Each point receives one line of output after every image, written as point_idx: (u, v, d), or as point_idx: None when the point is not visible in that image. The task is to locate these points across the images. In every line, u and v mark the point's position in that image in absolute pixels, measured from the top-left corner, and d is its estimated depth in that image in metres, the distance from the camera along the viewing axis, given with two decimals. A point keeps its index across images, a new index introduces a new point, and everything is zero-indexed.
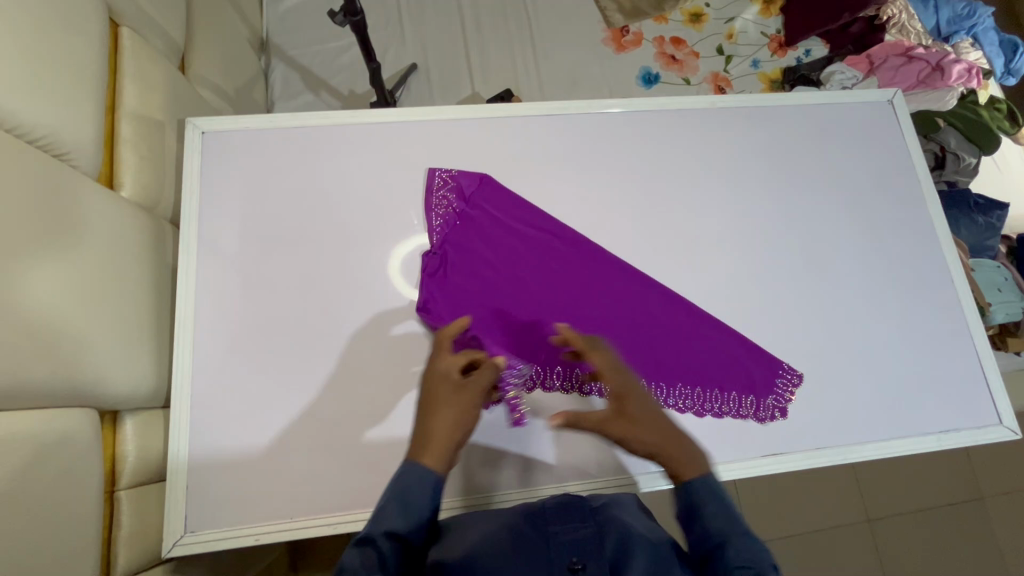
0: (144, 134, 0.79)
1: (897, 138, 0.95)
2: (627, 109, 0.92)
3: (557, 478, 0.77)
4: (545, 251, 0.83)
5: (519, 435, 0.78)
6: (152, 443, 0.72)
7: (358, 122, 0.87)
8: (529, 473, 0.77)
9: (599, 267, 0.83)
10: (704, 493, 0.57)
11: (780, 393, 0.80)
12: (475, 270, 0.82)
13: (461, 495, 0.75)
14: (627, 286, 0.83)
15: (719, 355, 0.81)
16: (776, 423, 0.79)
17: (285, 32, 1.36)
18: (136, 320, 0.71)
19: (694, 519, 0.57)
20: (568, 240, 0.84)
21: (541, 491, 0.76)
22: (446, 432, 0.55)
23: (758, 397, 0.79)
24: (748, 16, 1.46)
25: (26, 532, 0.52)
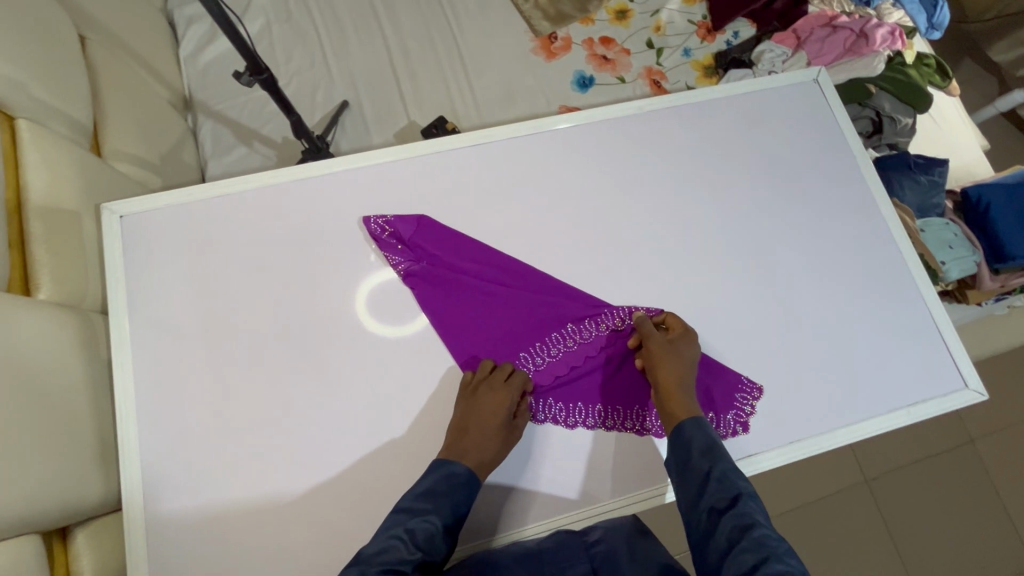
0: (59, 228, 0.75)
1: (827, 117, 0.96)
2: (556, 129, 0.91)
3: (551, 513, 0.76)
4: (500, 285, 0.82)
5: (523, 465, 0.77)
6: (107, 552, 0.69)
7: (285, 181, 0.85)
8: (520, 513, 0.75)
9: (556, 297, 0.82)
10: (694, 433, 0.66)
11: (740, 408, 0.79)
12: (436, 311, 0.80)
13: (473, 537, 0.74)
14: (588, 312, 0.81)
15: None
16: (738, 438, 0.78)
17: (207, 87, 1.32)
18: (77, 427, 0.68)
19: (683, 461, 0.64)
20: (516, 274, 0.83)
21: (557, 519, 0.75)
22: (486, 413, 0.72)
23: (718, 414, 0.79)
24: (672, 7, 1.45)
25: None
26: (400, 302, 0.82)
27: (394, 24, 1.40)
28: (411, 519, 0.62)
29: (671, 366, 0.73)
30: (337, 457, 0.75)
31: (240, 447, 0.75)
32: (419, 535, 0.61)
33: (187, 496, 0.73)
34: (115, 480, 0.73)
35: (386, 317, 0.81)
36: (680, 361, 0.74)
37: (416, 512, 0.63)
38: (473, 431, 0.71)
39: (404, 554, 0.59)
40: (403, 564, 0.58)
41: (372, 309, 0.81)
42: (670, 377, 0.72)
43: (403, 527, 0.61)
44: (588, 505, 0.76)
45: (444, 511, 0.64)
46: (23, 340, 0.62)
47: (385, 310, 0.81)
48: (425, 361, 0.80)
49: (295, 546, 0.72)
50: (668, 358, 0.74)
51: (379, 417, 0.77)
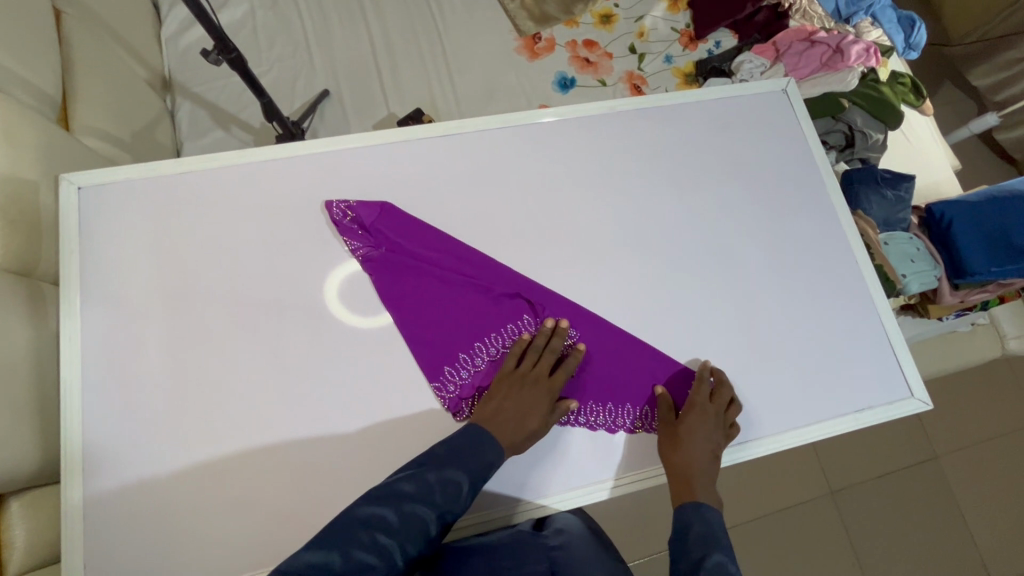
0: (15, 196, 0.75)
1: (793, 127, 0.98)
2: (524, 124, 0.92)
3: (504, 506, 0.75)
4: (458, 276, 0.82)
5: None
6: (45, 523, 0.68)
7: (248, 162, 0.85)
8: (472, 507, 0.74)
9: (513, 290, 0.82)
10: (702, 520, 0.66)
11: None
12: (393, 301, 0.81)
13: None
14: (544, 306, 0.82)
15: (631, 368, 0.81)
16: None
17: (188, 69, 1.32)
18: (16, 395, 0.67)
19: (680, 539, 0.64)
20: (476, 264, 0.83)
21: (500, 514, 0.74)
22: (526, 407, 0.72)
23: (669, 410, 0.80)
24: (657, 14, 1.47)
25: None
26: (368, 290, 0.82)
27: (380, 16, 1.40)
28: (444, 469, 0.61)
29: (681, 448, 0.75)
30: (286, 438, 0.75)
31: (184, 425, 0.74)
32: (449, 489, 0.60)
33: (128, 472, 0.72)
34: (57, 451, 0.72)
35: (356, 305, 0.81)
36: (689, 445, 0.74)
37: (447, 465, 0.62)
38: (525, 409, 0.72)
39: (433, 502, 0.58)
40: (429, 513, 0.58)
41: (339, 290, 0.82)
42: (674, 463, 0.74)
43: (437, 476, 0.60)
44: (533, 500, 0.76)
45: (472, 470, 0.63)
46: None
47: (354, 296, 0.81)
48: (379, 345, 0.80)
49: (238, 526, 0.72)
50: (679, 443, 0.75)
51: (331, 399, 0.77)
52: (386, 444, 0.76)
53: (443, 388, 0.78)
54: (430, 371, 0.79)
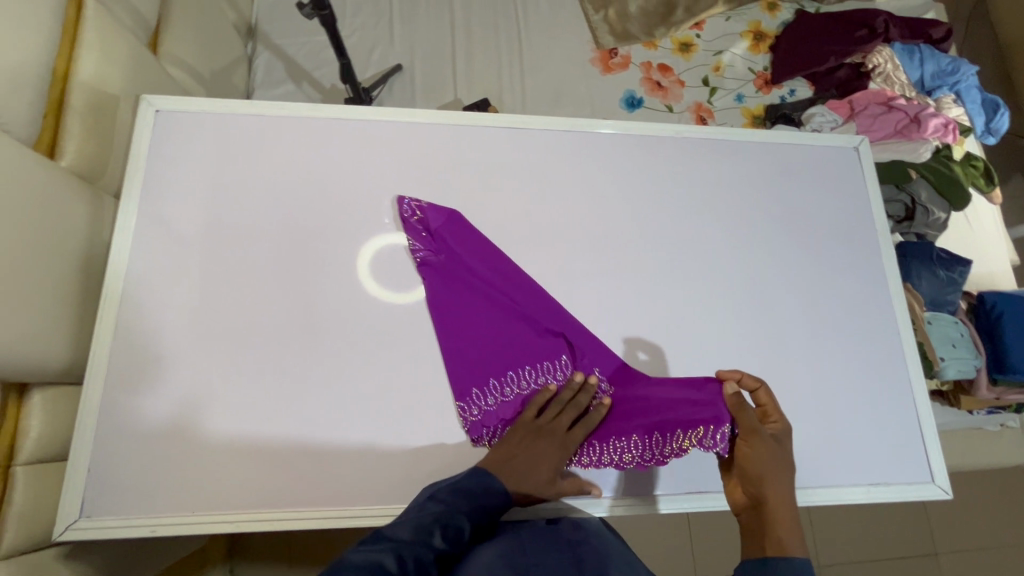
0: (97, 106, 0.78)
1: (860, 186, 0.96)
2: (585, 129, 0.92)
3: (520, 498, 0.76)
4: (501, 298, 0.81)
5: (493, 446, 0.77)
6: (59, 421, 0.70)
7: (318, 117, 0.87)
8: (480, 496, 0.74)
9: (551, 322, 0.81)
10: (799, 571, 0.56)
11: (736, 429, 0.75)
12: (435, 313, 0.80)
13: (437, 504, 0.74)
14: (579, 343, 0.81)
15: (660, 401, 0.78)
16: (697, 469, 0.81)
17: (275, 21, 1.37)
18: (58, 292, 0.69)
19: None
20: (521, 288, 0.82)
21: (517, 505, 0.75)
22: (539, 459, 0.71)
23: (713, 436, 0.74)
24: (737, 51, 1.46)
25: None
26: (400, 270, 0.82)
27: (465, 3, 1.43)
28: (444, 512, 0.59)
29: (772, 466, 0.66)
30: (299, 388, 0.76)
31: (205, 355, 0.75)
32: (448, 530, 0.57)
33: (144, 390, 0.72)
34: (84, 354, 0.74)
35: (387, 280, 0.82)
36: (779, 468, 0.65)
37: (447, 510, 0.60)
38: (540, 460, 0.71)
39: (434, 541, 0.55)
40: (430, 549, 0.54)
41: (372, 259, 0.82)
42: (771, 487, 0.64)
43: (435, 518, 0.58)
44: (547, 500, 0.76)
45: (472, 516, 0.61)
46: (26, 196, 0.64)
47: (386, 272, 0.82)
48: (407, 317, 0.80)
49: (238, 467, 0.72)
50: (768, 461, 0.66)
51: (350, 360, 0.78)
52: (395, 416, 0.77)
53: (466, 409, 0.77)
54: (457, 391, 0.78)
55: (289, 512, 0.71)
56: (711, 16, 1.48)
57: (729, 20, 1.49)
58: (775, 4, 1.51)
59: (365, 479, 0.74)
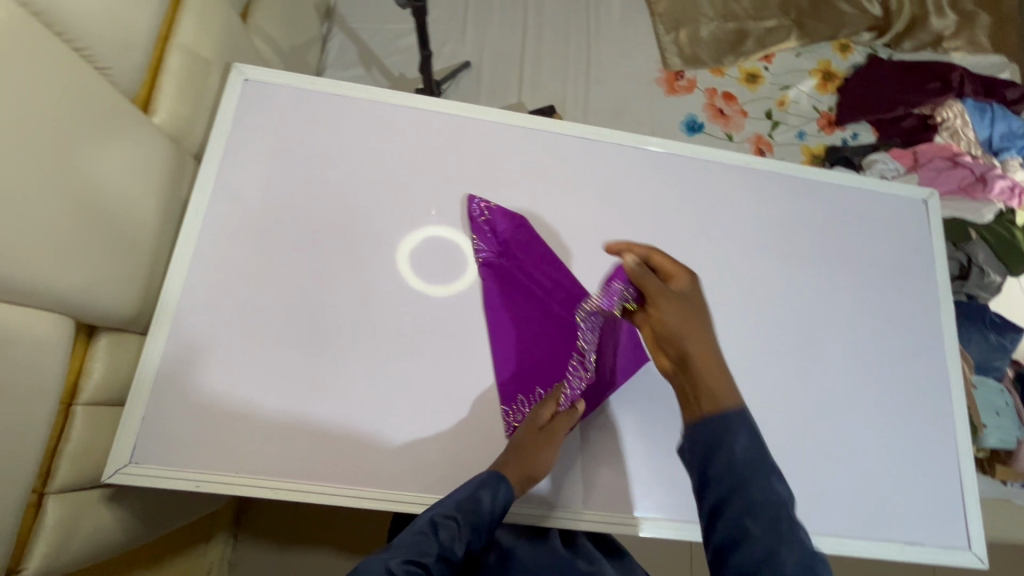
0: (191, 69, 0.81)
1: (923, 240, 0.97)
2: (658, 148, 0.94)
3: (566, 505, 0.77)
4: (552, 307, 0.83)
5: None
6: (120, 366, 0.72)
7: (396, 105, 0.89)
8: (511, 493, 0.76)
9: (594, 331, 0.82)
10: (734, 422, 0.48)
11: None
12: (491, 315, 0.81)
13: None
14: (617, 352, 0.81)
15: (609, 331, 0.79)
16: None
17: (353, 6, 1.40)
18: (135, 242, 0.71)
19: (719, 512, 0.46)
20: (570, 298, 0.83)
21: (563, 514, 0.76)
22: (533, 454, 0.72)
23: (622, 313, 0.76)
24: (804, 88, 1.45)
25: None
26: (437, 262, 0.83)
27: (539, 9, 1.45)
28: (437, 520, 0.62)
29: (693, 322, 0.56)
30: (349, 365, 0.77)
31: (263, 321, 0.77)
32: (442, 534, 0.60)
33: (204, 347, 0.74)
34: (150, 305, 0.76)
35: (428, 271, 0.83)
36: (696, 322, 0.56)
37: (444, 517, 0.62)
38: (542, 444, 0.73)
39: (428, 547, 0.58)
40: (425, 557, 0.57)
41: (414, 250, 0.83)
42: (694, 347, 0.54)
43: (428, 524, 0.61)
44: (595, 511, 0.77)
45: (475, 520, 0.63)
46: (118, 147, 0.67)
47: (424, 262, 0.83)
48: (461, 311, 0.82)
49: (283, 434, 0.73)
50: (676, 316, 0.56)
51: (400, 345, 0.79)
52: (438, 406, 0.78)
53: (510, 413, 0.78)
54: (504, 394, 0.78)
55: (327, 485, 0.72)
56: (781, 50, 1.48)
57: (799, 56, 1.48)
58: (847, 46, 1.49)
59: (403, 465, 0.75)
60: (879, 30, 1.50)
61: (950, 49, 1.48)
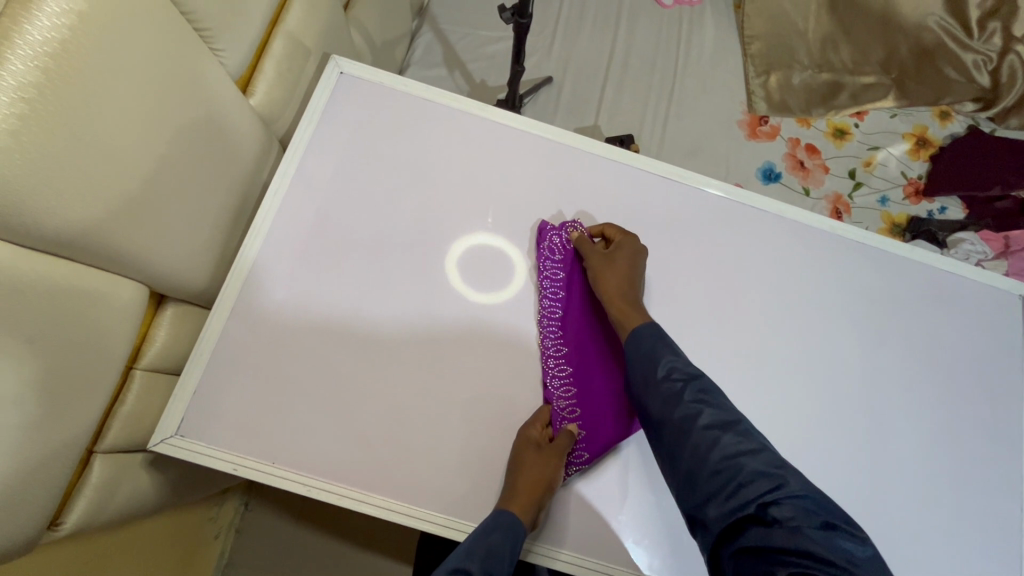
0: (292, 56, 0.82)
1: (1012, 340, 0.91)
2: (747, 201, 0.90)
3: (609, 557, 0.75)
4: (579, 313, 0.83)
5: (589, 494, 0.77)
6: (181, 337, 0.73)
7: (484, 117, 0.88)
8: (545, 534, 0.75)
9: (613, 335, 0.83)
10: (642, 334, 0.73)
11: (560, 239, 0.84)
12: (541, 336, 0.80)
13: (532, 543, 0.74)
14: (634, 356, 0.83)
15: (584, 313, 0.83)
16: None
17: (446, 6, 1.41)
18: (214, 219, 0.73)
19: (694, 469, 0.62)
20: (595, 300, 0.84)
21: (604, 566, 0.74)
22: (531, 485, 0.69)
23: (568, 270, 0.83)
24: (894, 151, 1.39)
25: (65, 376, 0.54)
26: (484, 269, 0.82)
27: (629, 34, 1.42)
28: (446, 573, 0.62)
29: (615, 276, 0.78)
30: (399, 372, 0.77)
31: (323, 314, 0.77)
32: None
33: (262, 332, 0.75)
34: (217, 281, 0.77)
35: (470, 277, 0.82)
36: (625, 277, 0.78)
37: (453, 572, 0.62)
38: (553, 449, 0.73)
39: None
40: None
41: (464, 252, 0.83)
42: (614, 297, 0.78)
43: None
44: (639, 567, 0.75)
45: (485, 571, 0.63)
46: (216, 127, 0.68)
47: (469, 268, 0.82)
48: (516, 334, 0.80)
49: (324, 433, 0.73)
50: (615, 275, 0.79)
51: (450, 360, 0.78)
52: (479, 428, 0.76)
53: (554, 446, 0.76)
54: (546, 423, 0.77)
55: (358, 491, 0.72)
56: (876, 108, 1.41)
57: (894, 117, 1.42)
58: (947, 113, 1.42)
59: (435, 482, 0.74)
60: (984, 102, 1.40)
61: None
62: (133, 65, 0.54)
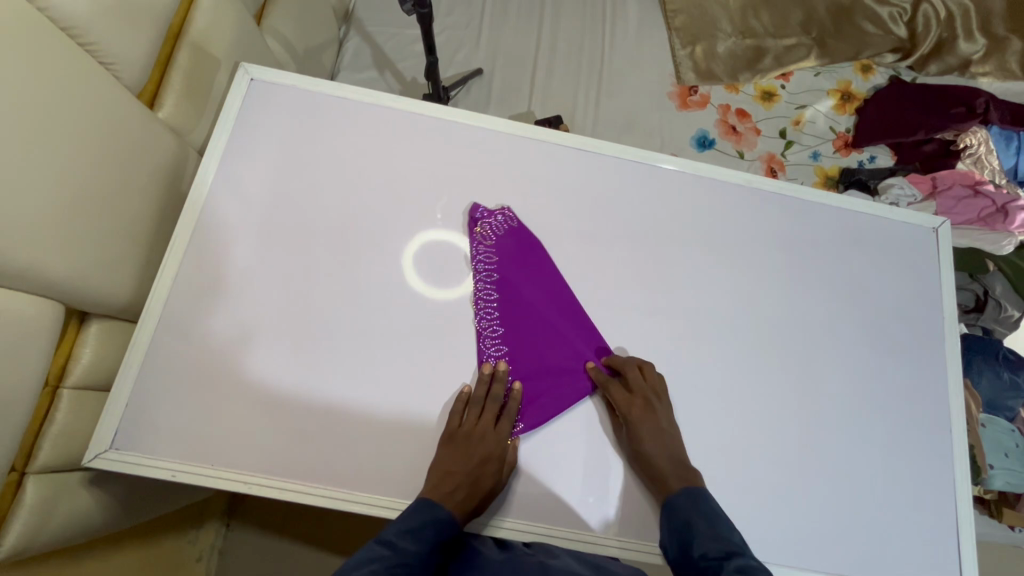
0: (198, 66, 0.83)
1: (933, 269, 0.95)
2: (680, 168, 0.93)
3: (547, 523, 0.76)
4: (518, 296, 0.83)
5: (526, 465, 0.78)
6: (109, 353, 0.74)
7: (400, 109, 0.90)
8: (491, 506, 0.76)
9: (556, 316, 0.83)
10: (680, 509, 0.71)
11: (492, 223, 0.85)
12: (476, 321, 0.82)
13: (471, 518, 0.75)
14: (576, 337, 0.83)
15: (523, 295, 0.83)
16: (758, 526, 0.80)
17: (370, 9, 1.42)
18: (132, 233, 0.74)
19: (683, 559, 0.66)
20: (534, 279, 0.84)
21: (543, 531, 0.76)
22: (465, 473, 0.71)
23: (501, 255, 0.84)
24: (821, 108, 1.42)
25: None
26: (439, 263, 0.84)
27: (555, 19, 1.45)
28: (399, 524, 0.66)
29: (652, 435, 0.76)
30: (335, 365, 0.78)
31: (252, 315, 0.78)
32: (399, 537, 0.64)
33: (192, 338, 0.76)
34: (143, 295, 0.78)
35: (422, 270, 0.83)
36: (663, 442, 0.76)
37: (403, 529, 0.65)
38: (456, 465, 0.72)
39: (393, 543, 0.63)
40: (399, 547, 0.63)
41: (419, 249, 0.84)
42: (660, 463, 0.75)
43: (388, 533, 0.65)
44: (578, 529, 0.77)
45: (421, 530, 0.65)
46: (123, 139, 0.69)
47: (423, 263, 0.84)
48: (447, 315, 0.82)
49: (262, 431, 0.74)
50: (653, 440, 0.76)
51: (384, 348, 0.79)
52: (418, 410, 0.78)
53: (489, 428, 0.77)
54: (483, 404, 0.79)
55: (300, 484, 0.73)
56: (800, 68, 1.45)
57: (818, 75, 1.45)
58: (869, 66, 1.46)
59: (379, 468, 0.75)
60: (903, 52, 1.44)
61: (978, 74, 1.43)
62: (20, 82, 0.55)
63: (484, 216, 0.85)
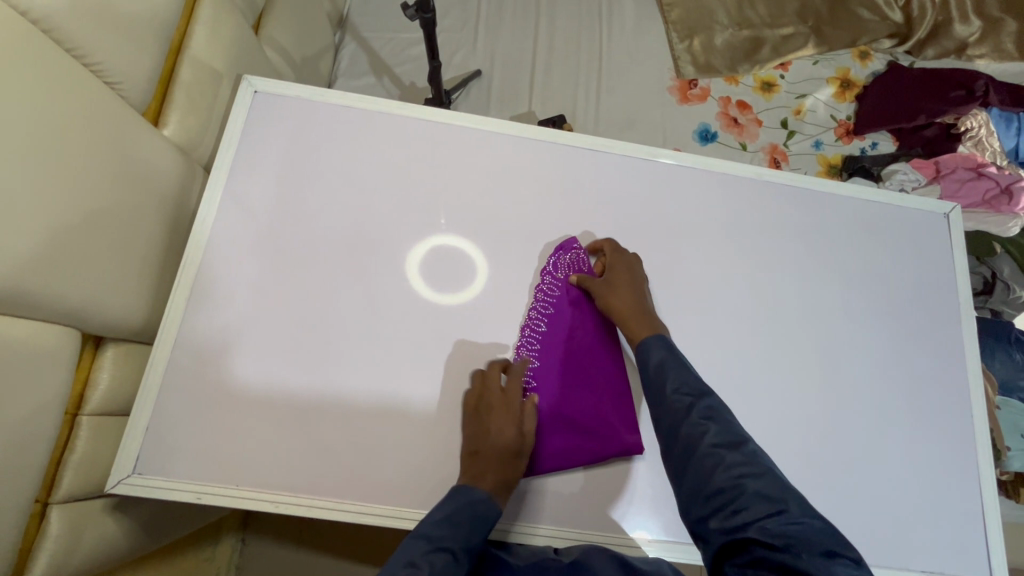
0: (201, 81, 0.82)
1: (946, 254, 0.95)
2: (690, 163, 0.92)
3: (557, 524, 0.76)
4: (569, 329, 0.83)
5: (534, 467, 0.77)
6: (126, 377, 0.73)
7: (407, 116, 0.89)
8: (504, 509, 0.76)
9: (598, 359, 0.82)
10: (649, 349, 0.69)
11: (575, 257, 0.85)
12: (521, 339, 0.81)
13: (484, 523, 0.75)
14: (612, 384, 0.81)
15: (574, 330, 0.83)
16: None
17: (365, 15, 1.41)
18: (144, 254, 0.73)
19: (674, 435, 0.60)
20: (589, 323, 0.84)
21: (553, 532, 0.75)
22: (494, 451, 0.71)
23: (565, 288, 0.84)
24: (821, 96, 1.42)
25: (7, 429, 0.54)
26: (453, 272, 0.83)
27: (551, 18, 1.44)
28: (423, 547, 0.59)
29: (624, 293, 0.78)
30: (356, 378, 0.77)
31: (269, 331, 0.77)
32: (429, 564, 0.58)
33: (209, 357, 0.75)
34: (157, 316, 0.77)
35: (436, 279, 0.83)
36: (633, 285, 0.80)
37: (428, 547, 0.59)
38: (484, 443, 0.72)
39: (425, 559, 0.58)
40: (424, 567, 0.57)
41: (427, 256, 0.83)
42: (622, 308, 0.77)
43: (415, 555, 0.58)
44: (588, 528, 0.76)
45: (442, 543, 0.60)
46: (130, 157, 0.68)
47: (430, 273, 0.83)
48: (465, 322, 0.81)
49: (285, 449, 0.73)
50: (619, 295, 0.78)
51: (404, 359, 0.79)
52: (441, 421, 0.77)
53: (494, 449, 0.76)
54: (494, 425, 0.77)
55: (326, 500, 0.72)
56: (798, 57, 1.45)
57: (817, 63, 1.45)
58: (867, 53, 1.46)
59: (405, 481, 0.74)
60: (900, 37, 1.44)
61: (975, 56, 1.43)
62: (26, 106, 0.54)
63: (571, 246, 0.85)
